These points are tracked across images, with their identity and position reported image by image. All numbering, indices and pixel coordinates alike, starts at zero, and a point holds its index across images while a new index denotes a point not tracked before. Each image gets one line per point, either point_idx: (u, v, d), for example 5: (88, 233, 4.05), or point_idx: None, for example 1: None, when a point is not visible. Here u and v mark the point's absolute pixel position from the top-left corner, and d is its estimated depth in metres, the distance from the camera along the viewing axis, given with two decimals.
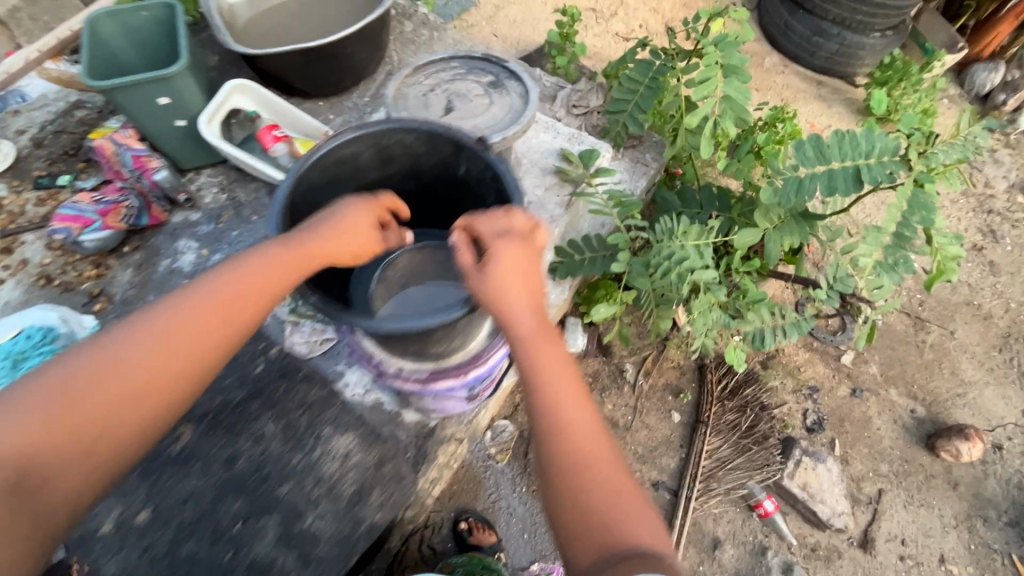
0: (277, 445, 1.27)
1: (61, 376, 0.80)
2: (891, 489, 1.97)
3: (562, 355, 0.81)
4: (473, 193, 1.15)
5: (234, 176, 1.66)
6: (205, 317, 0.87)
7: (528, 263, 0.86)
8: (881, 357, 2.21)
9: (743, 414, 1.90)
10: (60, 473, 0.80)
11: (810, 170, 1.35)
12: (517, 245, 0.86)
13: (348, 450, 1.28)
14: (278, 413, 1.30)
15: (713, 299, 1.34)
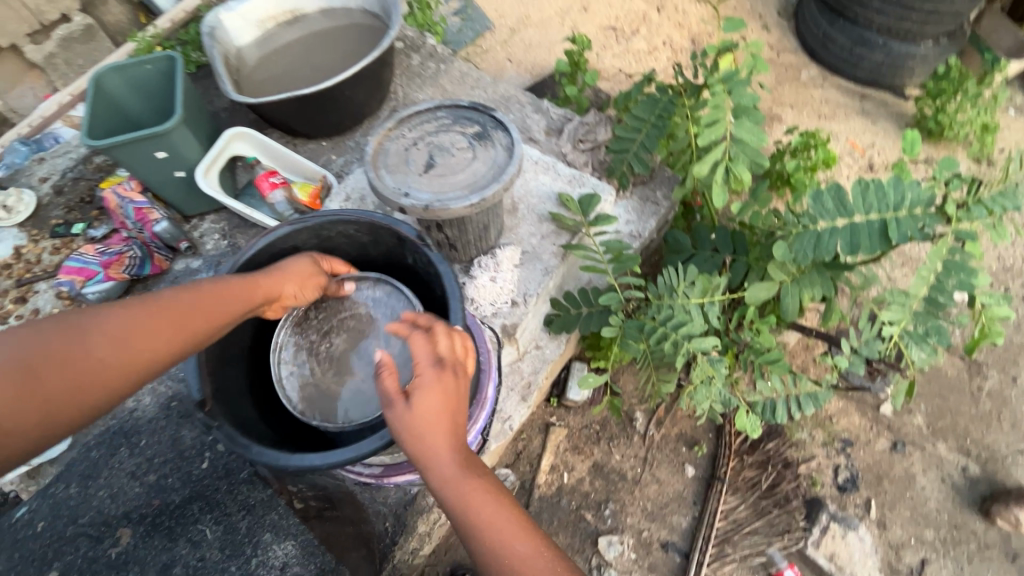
0: (215, 554, 1.15)
1: None
2: (937, 560, 1.77)
3: (497, 488, 0.86)
4: (421, 278, 1.27)
5: (236, 221, 1.67)
6: (78, 363, 0.86)
7: (453, 393, 0.89)
8: (928, 407, 2.00)
9: (764, 471, 1.75)
10: None
11: (830, 224, 1.22)
12: (444, 377, 0.89)
13: (287, 559, 1.15)
14: (217, 518, 1.20)
15: (714, 368, 1.22)
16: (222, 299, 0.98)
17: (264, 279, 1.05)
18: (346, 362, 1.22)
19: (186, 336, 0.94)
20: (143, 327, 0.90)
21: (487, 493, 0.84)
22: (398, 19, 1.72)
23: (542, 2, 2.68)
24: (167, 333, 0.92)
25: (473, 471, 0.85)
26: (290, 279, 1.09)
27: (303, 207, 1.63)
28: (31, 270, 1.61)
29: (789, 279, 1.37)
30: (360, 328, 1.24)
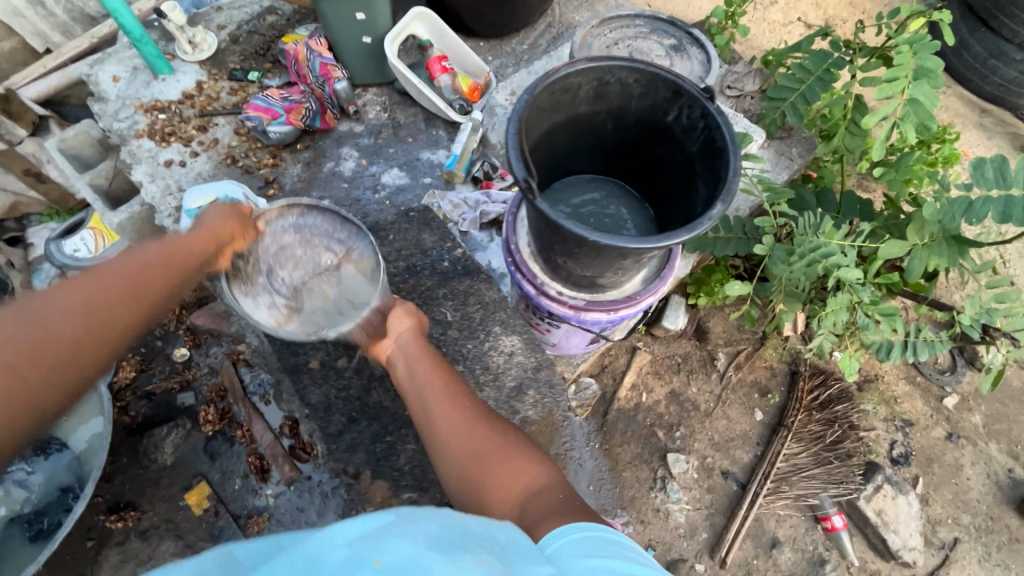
0: (454, 332, 1.38)
1: None
2: (968, 541, 1.88)
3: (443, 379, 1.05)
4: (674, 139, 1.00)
5: (397, 99, 1.78)
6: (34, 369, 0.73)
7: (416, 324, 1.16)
8: (988, 409, 2.06)
9: (830, 427, 1.87)
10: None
11: (985, 193, 1.29)
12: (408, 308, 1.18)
13: (513, 349, 1.39)
14: (456, 304, 1.41)
15: (851, 299, 1.39)
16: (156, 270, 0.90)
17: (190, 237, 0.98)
18: (319, 279, 1.19)
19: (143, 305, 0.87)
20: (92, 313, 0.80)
21: (441, 381, 1.05)
22: None
23: None
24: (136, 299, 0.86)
25: (438, 361, 1.08)
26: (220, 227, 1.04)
27: (463, 96, 1.72)
28: (210, 104, 1.74)
29: (921, 244, 1.45)
30: (327, 250, 1.21)
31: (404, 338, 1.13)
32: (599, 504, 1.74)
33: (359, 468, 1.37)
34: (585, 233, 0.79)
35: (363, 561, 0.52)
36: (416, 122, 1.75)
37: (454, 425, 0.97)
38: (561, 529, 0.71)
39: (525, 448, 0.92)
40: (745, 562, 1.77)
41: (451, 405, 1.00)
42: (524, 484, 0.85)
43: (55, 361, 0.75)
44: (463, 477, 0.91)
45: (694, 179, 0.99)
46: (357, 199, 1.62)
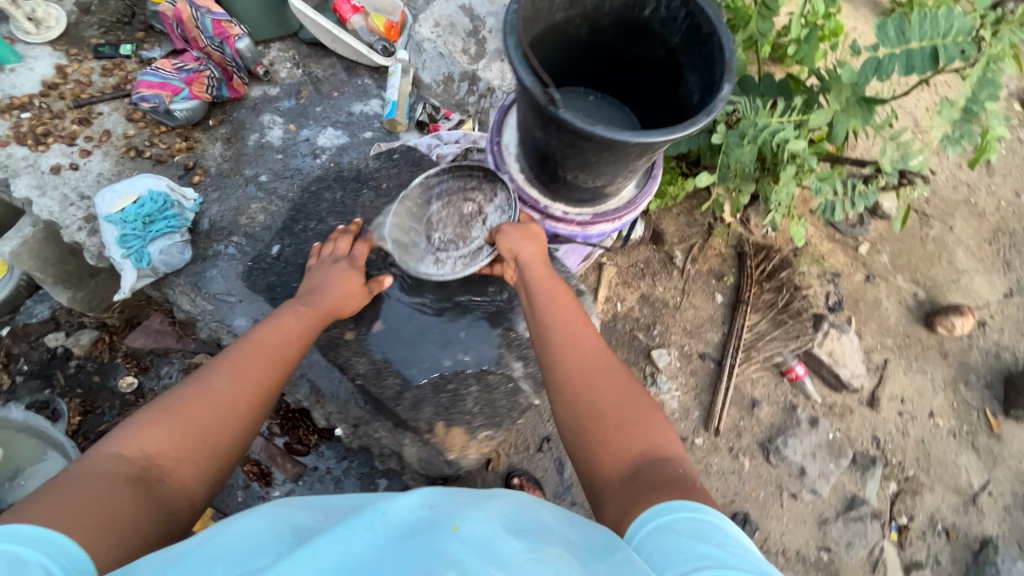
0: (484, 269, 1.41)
1: (167, 407, 0.90)
2: (894, 359, 2.23)
3: (579, 318, 1.14)
4: (654, 39, 1.17)
5: (306, 51, 1.61)
6: (214, 400, 0.93)
7: (540, 257, 1.23)
8: (893, 248, 2.40)
9: (779, 293, 2.09)
10: (173, 473, 0.84)
11: (889, 51, 1.43)
12: (535, 231, 1.25)
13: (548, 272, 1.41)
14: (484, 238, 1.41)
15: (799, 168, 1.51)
16: (290, 322, 1.11)
17: (325, 294, 1.19)
18: (459, 219, 1.38)
19: (286, 355, 1.06)
20: (253, 359, 1.01)
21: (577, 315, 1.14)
22: None
23: None
24: (278, 348, 1.06)
25: (565, 297, 1.17)
26: (347, 277, 1.23)
27: (381, 36, 1.58)
28: (84, 91, 1.47)
29: (839, 108, 1.60)
30: (464, 194, 1.39)
31: (531, 272, 1.21)
32: None
33: (431, 422, 1.33)
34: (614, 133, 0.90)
35: (446, 529, 0.71)
36: (336, 74, 1.60)
37: (583, 361, 1.05)
38: (659, 504, 0.78)
39: (646, 406, 0.98)
40: (733, 426, 1.99)
41: (585, 346, 1.09)
42: (645, 443, 0.92)
43: (237, 404, 0.95)
44: (588, 409, 0.99)
45: (682, 70, 1.15)
46: (298, 168, 1.48)
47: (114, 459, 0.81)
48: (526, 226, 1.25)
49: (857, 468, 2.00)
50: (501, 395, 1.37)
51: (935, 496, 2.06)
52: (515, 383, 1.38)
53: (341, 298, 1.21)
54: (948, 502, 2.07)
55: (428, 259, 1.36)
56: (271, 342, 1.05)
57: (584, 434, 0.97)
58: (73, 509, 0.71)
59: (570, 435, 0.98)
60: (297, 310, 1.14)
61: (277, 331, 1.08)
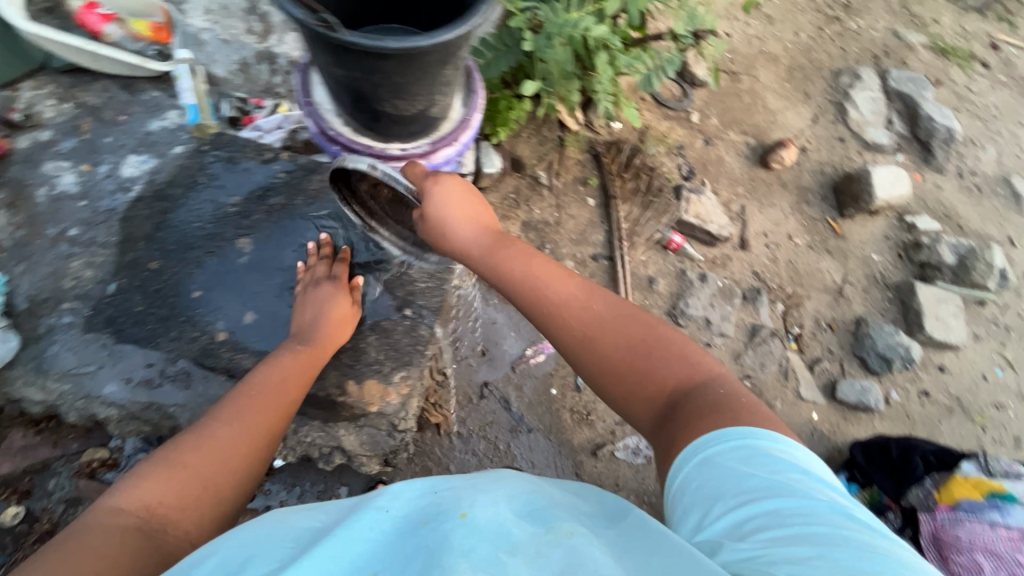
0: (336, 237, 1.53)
1: (169, 457, 0.98)
2: (749, 202, 2.52)
3: (549, 273, 1.14)
4: None
5: (67, 83, 1.57)
6: (215, 444, 1.03)
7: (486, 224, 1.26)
8: (718, 109, 2.66)
9: (639, 177, 2.28)
10: (179, 519, 0.89)
11: None
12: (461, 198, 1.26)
13: None
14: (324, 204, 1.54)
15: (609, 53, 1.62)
16: (286, 369, 1.25)
17: (317, 335, 1.34)
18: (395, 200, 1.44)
19: (282, 398, 1.20)
20: (253, 404, 1.14)
21: (548, 270, 1.14)
22: None
23: None
24: (273, 392, 1.19)
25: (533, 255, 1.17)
26: (337, 310, 1.38)
27: (150, 41, 1.60)
28: None
29: None
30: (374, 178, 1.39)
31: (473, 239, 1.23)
32: (528, 337, 1.96)
33: (340, 384, 1.46)
34: (411, 45, 1.09)
35: (453, 515, 0.74)
36: (113, 97, 1.56)
37: (579, 317, 1.07)
38: (705, 436, 0.84)
39: (658, 334, 1.03)
40: (642, 307, 2.16)
41: (563, 292, 1.10)
42: (676, 381, 0.97)
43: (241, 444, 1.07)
44: (620, 371, 1.02)
45: None
46: (109, 208, 1.44)
47: (119, 511, 0.85)
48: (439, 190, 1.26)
49: (748, 302, 2.28)
50: (401, 335, 1.53)
51: (813, 301, 2.41)
52: (408, 320, 1.55)
53: (322, 342, 1.34)
54: (824, 301, 2.42)
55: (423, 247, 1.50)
56: (268, 390, 1.18)
57: (614, 381, 1.02)
58: (82, 554, 0.75)
59: (604, 389, 1.04)
60: (290, 352, 1.29)
61: (274, 376, 1.22)
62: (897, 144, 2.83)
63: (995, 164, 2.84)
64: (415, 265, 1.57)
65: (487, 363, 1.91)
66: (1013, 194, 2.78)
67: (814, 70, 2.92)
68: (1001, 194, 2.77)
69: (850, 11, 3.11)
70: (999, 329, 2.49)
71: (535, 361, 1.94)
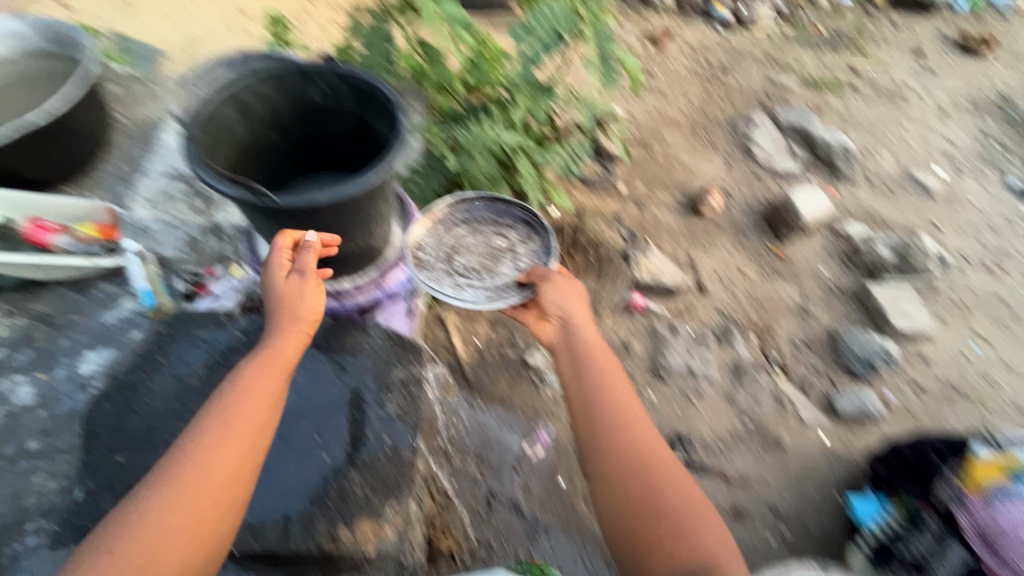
0: (302, 380, 1.52)
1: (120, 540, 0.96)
2: (695, 248, 2.67)
3: (633, 397, 1.30)
4: (329, 113, 1.50)
5: (15, 295, 1.57)
6: (171, 510, 0.99)
7: (584, 320, 1.39)
8: (641, 175, 2.90)
9: (588, 253, 2.44)
10: None
11: (530, 46, 1.84)
12: (576, 292, 1.43)
13: (362, 346, 1.61)
14: None
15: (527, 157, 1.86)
16: (251, 392, 1.14)
17: (281, 343, 1.21)
18: (481, 247, 1.66)
19: (247, 433, 1.10)
20: (213, 450, 1.06)
21: (631, 399, 1.30)
22: (90, 43, 1.71)
23: (201, 8, 2.61)
24: (236, 426, 1.10)
25: (628, 387, 1.32)
26: (303, 303, 1.26)
27: (99, 241, 1.61)
28: None
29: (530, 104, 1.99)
30: (508, 231, 1.69)
31: (584, 338, 1.36)
32: (522, 430, 1.91)
33: (332, 533, 1.34)
34: (338, 194, 1.24)
35: None
36: (65, 298, 1.57)
37: (628, 449, 1.21)
38: None
39: (698, 512, 1.14)
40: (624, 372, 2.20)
41: (643, 430, 1.25)
42: (693, 560, 1.07)
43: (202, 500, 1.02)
44: (624, 495, 1.16)
45: (366, 124, 1.48)
46: (69, 410, 1.40)
47: None
48: (561, 287, 1.43)
49: (723, 342, 2.33)
50: (385, 464, 1.44)
51: (784, 325, 2.48)
52: (390, 447, 1.46)
53: (289, 344, 1.22)
54: (794, 322, 2.50)
55: (453, 282, 1.59)
56: (227, 427, 1.09)
57: (634, 516, 1.14)
58: None
59: (618, 524, 1.15)
60: (256, 368, 1.17)
61: (236, 406, 1.12)
62: (806, 168, 3.10)
63: (895, 164, 3.14)
64: (391, 392, 1.54)
65: (487, 469, 1.84)
66: (922, 185, 3.04)
67: (712, 124, 3.26)
68: (911, 189, 3.03)
69: (725, 71, 3.56)
70: (959, 306, 2.60)
71: (535, 455, 1.88)
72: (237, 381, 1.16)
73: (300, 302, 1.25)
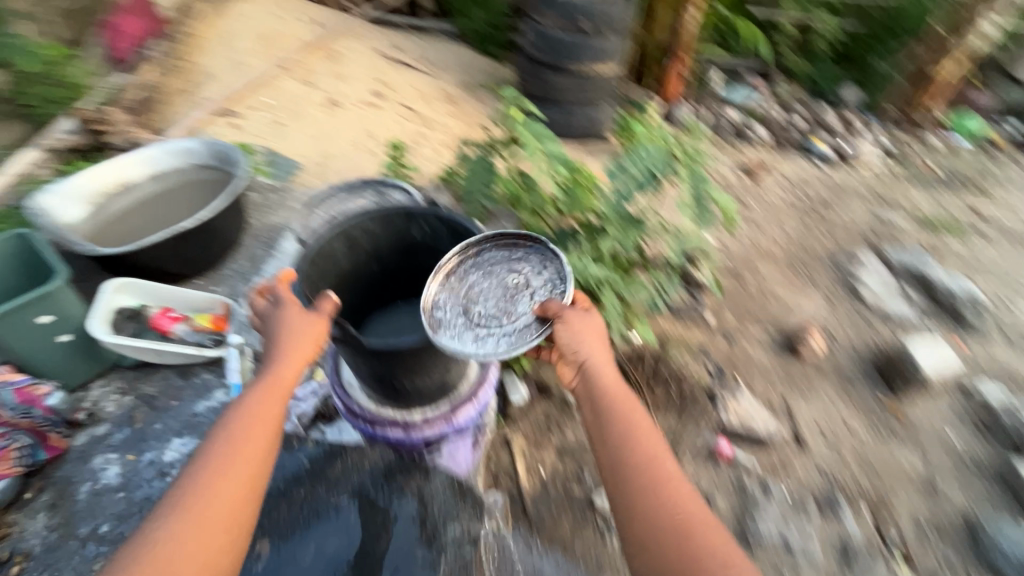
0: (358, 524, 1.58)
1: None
2: (792, 393, 2.42)
3: (660, 441, 1.18)
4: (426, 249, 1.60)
5: (131, 374, 1.72)
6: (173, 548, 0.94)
7: (603, 359, 1.27)
8: (732, 306, 2.77)
9: (670, 386, 2.29)
10: None
11: (623, 183, 1.91)
12: (594, 325, 1.29)
13: (420, 495, 1.63)
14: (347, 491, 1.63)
15: (609, 290, 1.85)
16: (253, 418, 1.10)
17: (283, 368, 1.17)
18: (496, 287, 1.41)
19: (248, 460, 1.05)
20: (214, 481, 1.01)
21: (655, 443, 1.17)
22: (244, 162, 2.04)
23: (338, 132, 3.03)
24: (238, 454, 1.05)
25: (652, 428, 1.20)
26: (305, 327, 1.20)
27: (210, 331, 1.75)
28: None
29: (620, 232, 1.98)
30: (522, 266, 1.44)
31: (602, 381, 1.24)
32: None
33: None
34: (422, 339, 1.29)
35: None
36: (169, 383, 1.71)
37: (656, 502, 1.09)
38: None
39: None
40: None
41: (675, 477, 1.13)
42: None
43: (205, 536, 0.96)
44: (665, 557, 1.03)
45: None
46: (144, 497, 1.47)
47: None
48: (579, 325, 1.26)
49: (826, 511, 2.01)
50: None
51: (904, 499, 2.10)
52: None
53: (293, 369, 1.18)
54: (917, 498, 2.11)
55: (474, 334, 1.33)
56: (229, 455, 1.04)
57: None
58: None
59: None
60: (258, 395, 1.13)
61: (239, 435, 1.07)
62: (924, 315, 2.80)
63: None
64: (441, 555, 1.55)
65: None
66: None
67: (812, 259, 3.10)
68: None
69: (826, 206, 3.45)
70: None
71: None
72: (239, 408, 1.12)
73: (302, 331, 1.20)
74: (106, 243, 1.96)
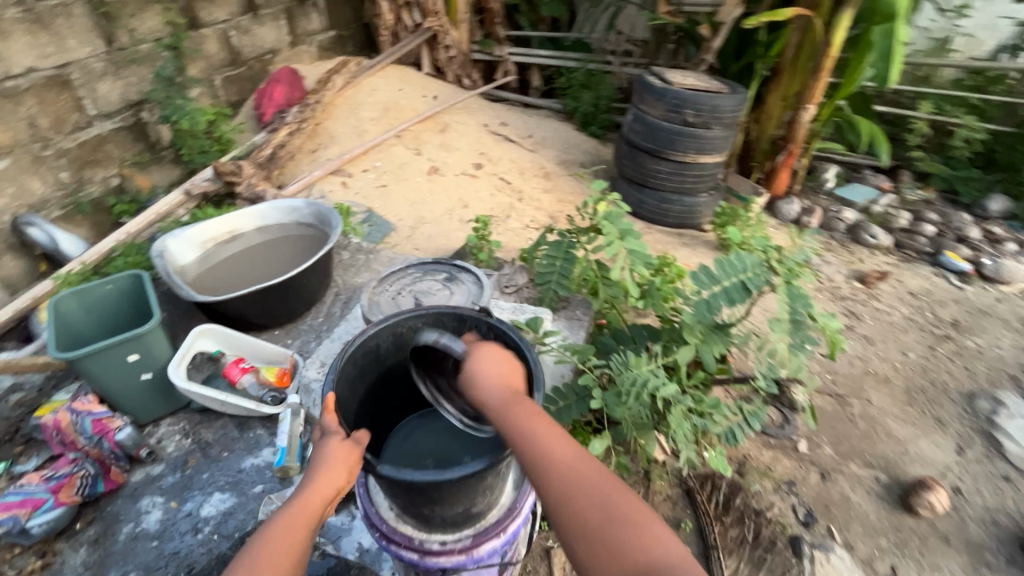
0: None
1: None
2: (902, 562, 1.98)
3: (562, 431, 1.03)
4: None
5: (196, 417, 1.83)
6: None
7: (507, 369, 1.13)
8: (830, 437, 2.39)
9: (744, 525, 1.98)
10: None
11: (711, 290, 1.75)
12: (488, 345, 1.16)
13: None
14: None
15: (682, 409, 1.63)
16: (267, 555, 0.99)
17: (305, 502, 1.07)
18: None
19: None
20: None
21: (556, 433, 1.03)
22: (339, 225, 2.16)
23: (433, 198, 3.18)
24: None
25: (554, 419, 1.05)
26: (339, 463, 1.11)
27: (272, 386, 1.83)
28: None
29: (700, 342, 1.79)
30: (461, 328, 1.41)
31: (494, 398, 1.07)
32: None
33: None
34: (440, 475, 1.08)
35: None
36: (225, 433, 1.78)
37: (567, 491, 0.96)
38: None
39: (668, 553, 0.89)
40: None
41: (580, 462, 0.99)
42: None
43: None
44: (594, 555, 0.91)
45: None
46: (172, 552, 1.50)
47: None
48: (474, 357, 1.13)
49: None
50: None
51: None
52: None
53: (317, 503, 1.08)
54: None
55: None
56: None
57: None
58: None
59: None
60: (276, 528, 1.03)
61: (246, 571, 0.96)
62: None
63: None
64: None
65: None
66: None
67: (940, 392, 2.63)
68: None
69: (961, 330, 2.96)
70: None
71: None
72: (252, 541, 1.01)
73: (336, 466, 1.11)
74: (207, 287, 2.13)
